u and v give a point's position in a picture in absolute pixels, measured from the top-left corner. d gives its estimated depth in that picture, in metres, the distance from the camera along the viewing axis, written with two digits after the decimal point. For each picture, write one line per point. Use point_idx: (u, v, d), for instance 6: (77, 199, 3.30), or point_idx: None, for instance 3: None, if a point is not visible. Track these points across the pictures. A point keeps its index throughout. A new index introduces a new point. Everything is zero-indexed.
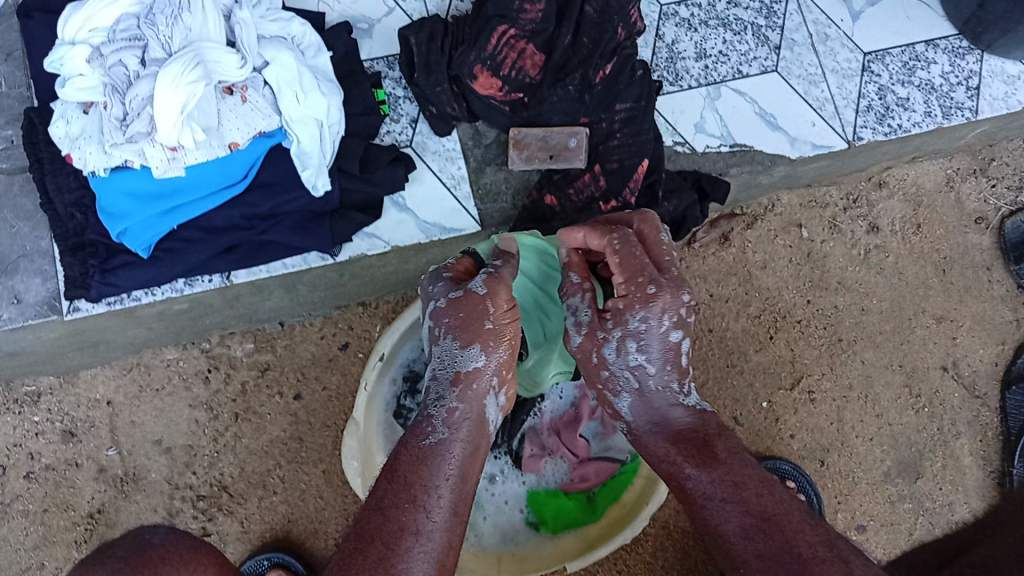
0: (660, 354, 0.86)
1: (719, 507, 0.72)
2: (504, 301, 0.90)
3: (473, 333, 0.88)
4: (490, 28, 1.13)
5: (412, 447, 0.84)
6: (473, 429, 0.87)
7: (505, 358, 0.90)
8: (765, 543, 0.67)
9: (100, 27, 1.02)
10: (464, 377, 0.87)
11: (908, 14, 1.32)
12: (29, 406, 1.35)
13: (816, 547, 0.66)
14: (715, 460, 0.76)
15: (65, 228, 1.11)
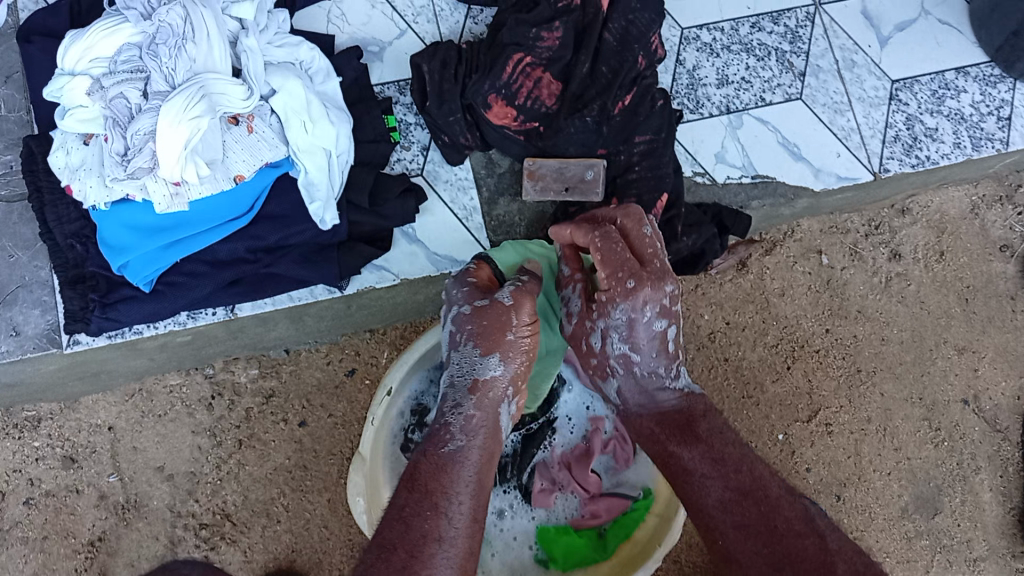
0: (647, 345, 0.91)
1: (702, 482, 0.81)
2: (528, 316, 0.96)
3: (494, 342, 0.93)
4: (505, 56, 1.09)
5: (431, 455, 0.85)
6: (489, 439, 0.90)
7: (519, 372, 0.95)
8: (747, 518, 0.77)
9: (101, 57, 0.98)
10: (482, 385, 0.91)
11: (938, 40, 1.27)
12: (30, 431, 1.23)
13: (791, 523, 0.77)
14: (697, 440, 0.85)
15: (65, 259, 1.08)
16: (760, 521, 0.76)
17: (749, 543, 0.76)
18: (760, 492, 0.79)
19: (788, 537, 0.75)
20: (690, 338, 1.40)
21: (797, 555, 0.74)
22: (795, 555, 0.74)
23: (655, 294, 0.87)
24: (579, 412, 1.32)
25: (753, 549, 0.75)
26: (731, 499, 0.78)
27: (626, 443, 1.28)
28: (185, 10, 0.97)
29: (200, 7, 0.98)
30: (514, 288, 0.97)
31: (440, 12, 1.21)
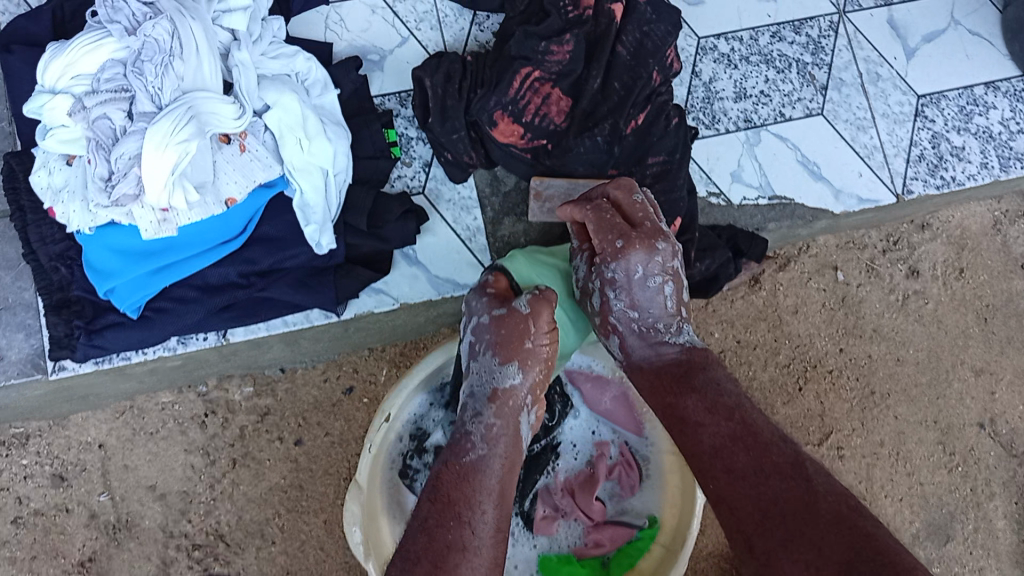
0: (646, 297, 0.90)
1: (696, 429, 0.77)
2: (545, 323, 0.93)
3: (513, 350, 0.91)
4: (512, 71, 1.03)
5: (453, 464, 0.83)
6: (511, 447, 0.88)
7: (539, 379, 0.93)
8: (736, 461, 0.72)
9: (84, 74, 0.92)
10: (502, 394, 0.90)
11: (967, 52, 1.22)
12: (18, 448, 1.18)
13: (779, 464, 0.70)
14: (692, 390, 0.81)
15: (48, 281, 1.03)
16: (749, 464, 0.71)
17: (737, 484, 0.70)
18: (752, 437, 0.73)
19: (774, 478, 0.68)
20: None
21: (782, 495, 0.67)
22: (781, 498, 0.67)
23: (646, 254, 0.90)
24: (584, 438, 1.27)
25: (742, 491, 0.69)
26: (720, 443, 0.74)
27: (631, 469, 1.23)
28: (173, 24, 0.92)
29: (189, 22, 0.93)
30: (531, 295, 0.94)
31: (444, 18, 1.15)
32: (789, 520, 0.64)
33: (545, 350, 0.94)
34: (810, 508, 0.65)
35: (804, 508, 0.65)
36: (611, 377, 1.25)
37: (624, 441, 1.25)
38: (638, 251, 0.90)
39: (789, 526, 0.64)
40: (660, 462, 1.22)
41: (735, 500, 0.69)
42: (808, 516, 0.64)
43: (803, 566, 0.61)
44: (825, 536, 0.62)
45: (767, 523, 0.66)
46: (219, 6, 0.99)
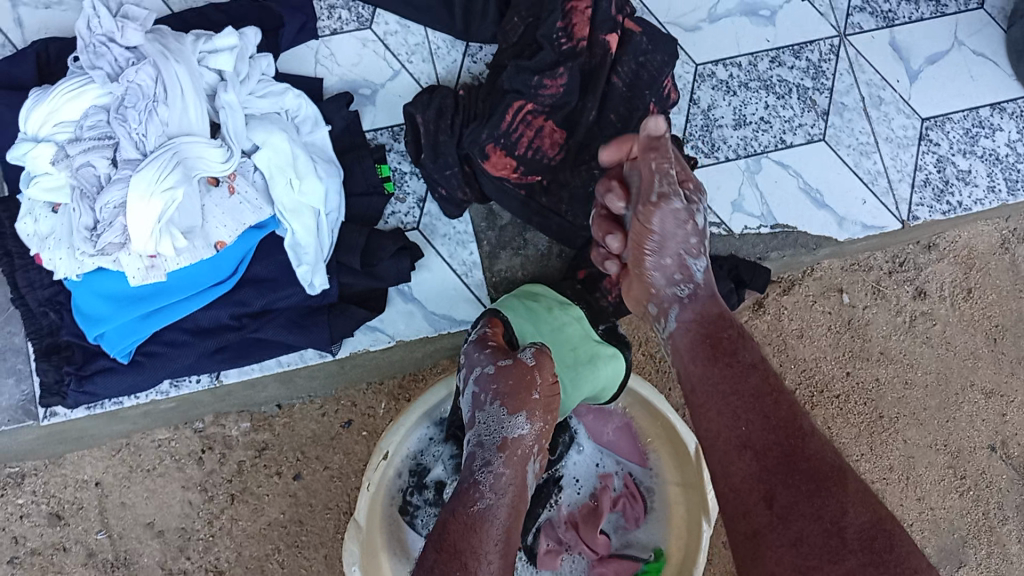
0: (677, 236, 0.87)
1: (733, 378, 0.76)
2: (550, 375, 0.92)
3: (522, 400, 0.89)
4: (505, 103, 1.00)
5: (461, 514, 0.80)
6: (519, 496, 0.85)
7: (545, 428, 0.91)
8: (778, 417, 0.72)
9: (67, 121, 0.91)
10: (510, 443, 0.87)
11: (971, 73, 1.19)
12: (13, 487, 1.16)
13: (808, 435, 0.71)
14: (739, 348, 0.79)
15: (38, 327, 1.01)
16: (785, 427, 0.71)
17: (770, 437, 0.71)
18: (789, 403, 0.74)
19: (811, 446, 0.70)
20: None
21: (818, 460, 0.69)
22: (811, 465, 0.68)
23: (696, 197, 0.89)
24: (587, 472, 1.24)
25: (773, 443, 0.70)
26: (759, 396, 0.74)
27: (635, 500, 1.19)
28: (156, 70, 0.91)
29: (173, 66, 0.92)
30: (536, 347, 0.93)
31: (436, 50, 1.13)
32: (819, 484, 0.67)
33: (551, 400, 0.91)
34: (833, 478, 0.68)
35: (839, 483, 0.67)
36: (614, 409, 1.23)
37: (628, 473, 1.22)
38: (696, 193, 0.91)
39: (816, 488, 0.67)
40: (664, 494, 1.18)
41: (763, 449, 0.70)
42: (835, 488, 0.67)
43: (823, 532, 0.65)
44: (850, 520, 0.65)
45: (796, 484, 0.67)
46: (205, 46, 0.96)
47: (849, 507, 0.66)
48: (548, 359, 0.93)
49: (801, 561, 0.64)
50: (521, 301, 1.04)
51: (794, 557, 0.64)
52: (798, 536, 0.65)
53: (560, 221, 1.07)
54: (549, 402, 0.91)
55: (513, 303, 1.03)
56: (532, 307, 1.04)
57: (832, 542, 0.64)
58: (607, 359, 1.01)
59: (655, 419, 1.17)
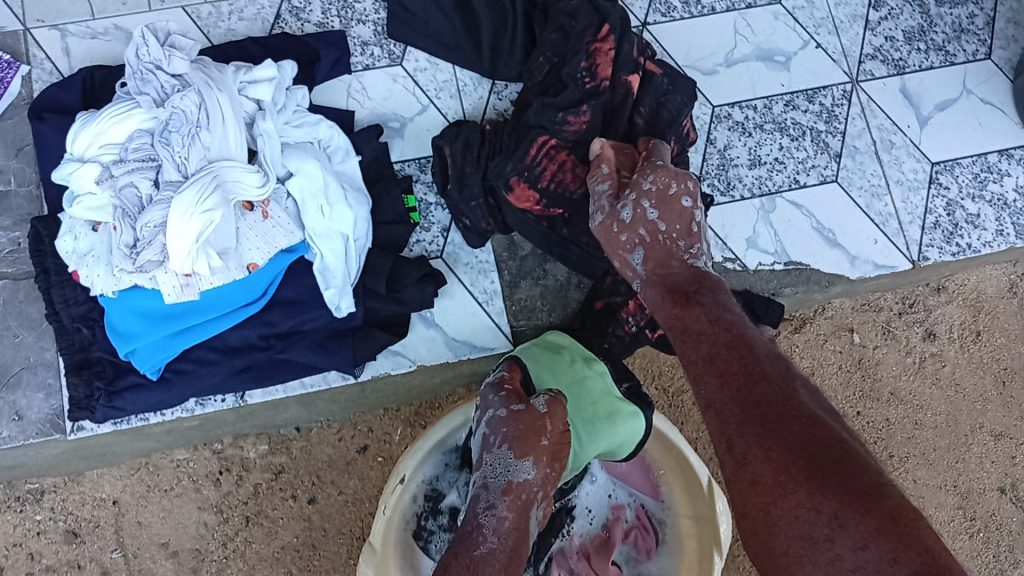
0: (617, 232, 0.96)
1: (691, 349, 0.82)
2: (561, 425, 0.94)
3: (530, 445, 0.91)
4: (530, 138, 1.05)
5: (463, 557, 0.79)
6: (521, 542, 0.85)
7: (551, 475, 0.92)
8: (730, 372, 0.77)
9: (112, 143, 0.95)
10: (515, 487, 0.89)
11: (980, 120, 1.23)
12: (32, 504, 1.17)
13: (767, 378, 0.75)
14: (698, 303, 0.85)
15: (71, 342, 1.04)
16: (735, 379, 0.76)
17: (724, 393, 0.76)
18: (743, 355, 0.78)
19: (761, 390, 0.74)
20: None
21: (765, 402, 0.72)
22: (761, 408, 0.72)
23: (633, 185, 0.96)
24: (600, 502, 1.25)
25: (728, 400, 0.75)
26: (713, 356, 0.79)
27: (648, 532, 1.21)
28: (200, 96, 0.94)
29: (215, 93, 0.96)
30: (549, 395, 0.96)
31: (463, 87, 1.17)
32: (766, 425, 0.71)
33: (560, 447, 0.94)
34: (784, 418, 0.71)
35: (786, 422, 0.70)
36: None
37: (641, 504, 1.23)
38: (662, 176, 0.95)
39: (767, 429, 0.70)
40: (676, 527, 1.19)
41: (720, 405, 0.76)
42: (783, 426, 0.70)
43: (774, 469, 0.68)
44: (797, 453, 0.67)
45: (747, 430, 0.72)
46: (245, 77, 1.01)
47: (797, 442, 0.68)
48: (562, 407, 0.96)
49: (758, 499, 0.68)
50: (550, 355, 1.08)
51: (756, 497, 0.69)
52: (753, 477, 0.69)
53: (580, 250, 1.10)
54: (558, 449, 0.93)
55: (538, 356, 1.07)
56: (556, 361, 1.06)
57: (780, 476, 0.67)
58: (627, 417, 1.01)
59: (670, 451, 1.18)
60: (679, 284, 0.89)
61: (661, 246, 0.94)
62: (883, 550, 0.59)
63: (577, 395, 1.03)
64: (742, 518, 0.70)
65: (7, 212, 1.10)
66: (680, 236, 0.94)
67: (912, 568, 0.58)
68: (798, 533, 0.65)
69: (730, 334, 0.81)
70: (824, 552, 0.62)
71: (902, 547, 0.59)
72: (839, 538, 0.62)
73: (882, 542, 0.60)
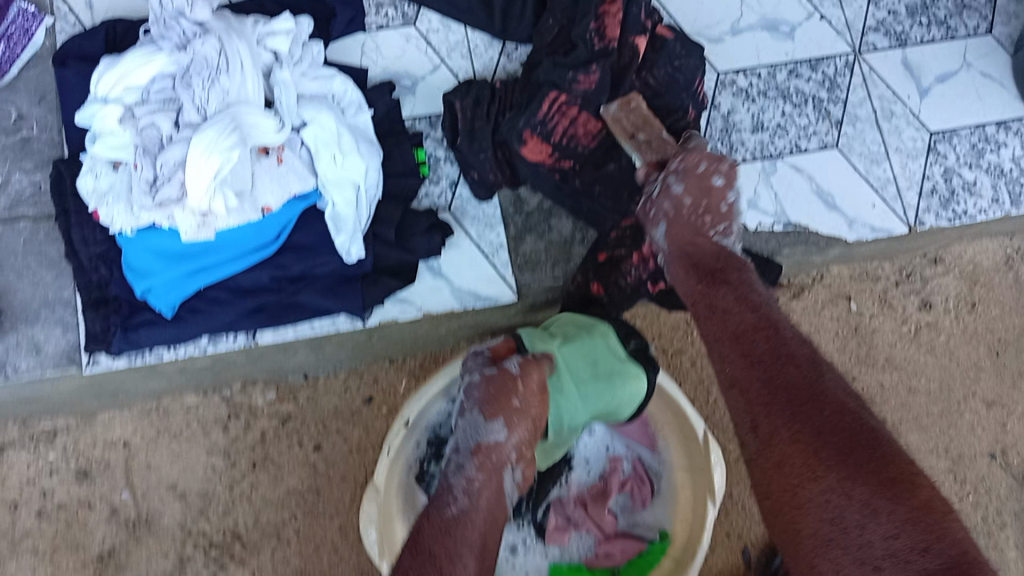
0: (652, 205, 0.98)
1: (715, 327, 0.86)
2: (534, 385, 0.98)
3: (500, 407, 0.95)
4: (541, 94, 1.08)
5: (435, 519, 0.85)
6: (491, 502, 0.90)
7: (526, 437, 0.96)
8: (756, 352, 0.80)
9: (135, 85, 0.99)
10: (485, 448, 0.93)
11: (980, 93, 1.25)
12: (45, 443, 1.22)
13: (794, 358, 0.79)
14: (725, 282, 0.89)
15: (88, 281, 1.07)
16: (762, 358, 0.79)
17: (751, 373, 0.79)
18: (769, 334, 0.82)
19: (790, 372, 0.77)
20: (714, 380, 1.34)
21: (793, 384, 0.76)
22: (789, 388, 0.76)
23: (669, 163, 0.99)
24: (598, 453, 1.31)
25: (758, 378, 0.78)
26: (738, 335, 0.83)
27: (643, 484, 1.26)
28: (221, 43, 0.99)
29: (236, 41, 0.99)
30: (522, 357, 1.00)
31: (474, 48, 1.20)
32: (795, 409, 0.74)
33: (533, 409, 0.97)
34: (813, 399, 0.74)
35: (816, 406, 0.74)
36: None
37: (637, 456, 1.28)
38: (694, 156, 0.98)
39: (796, 412, 0.74)
40: (671, 479, 1.22)
41: (746, 383, 0.79)
42: (812, 408, 0.74)
43: (802, 453, 0.72)
44: (827, 438, 0.71)
45: (775, 410, 0.76)
46: (264, 29, 1.04)
47: (826, 429, 0.72)
48: (536, 370, 1.00)
49: (786, 481, 0.72)
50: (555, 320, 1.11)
51: (782, 479, 0.73)
52: (781, 459, 0.73)
53: (591, 204, 1.12)
54: (532, 411, 0.97)
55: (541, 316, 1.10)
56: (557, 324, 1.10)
57: (811, 461, 0.71)
58: (627, 380, 1.06)
59: (668, 407, 1.20)
60: (703, 260, 0.93)
61: (684, 221, 0.96)
62: (915, 541, 0.64)
63: (578, 357, 1.07)
64: (768, 496, 0.75)
65: (29, 155, 1.13)
66: (707, 211, 0.96)
67: (941, 558, 0.62)
68: (829, 517, 0.69)
69: (757, 314, 0.84)
70: (855, 539, 0.67)
71: (932, 539, 0.64)
72: (871, 526, 0.66)
73: (914, 534, 0.64)
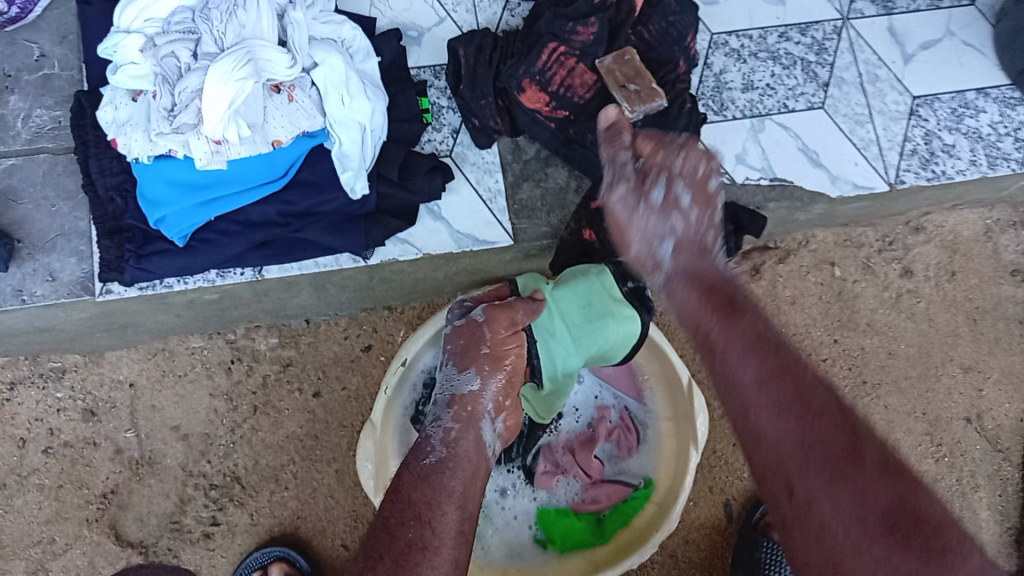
0: (651, 209, 0.94)
1: (736, 366, 0.78)
2: (502, 328, 1.01)
3: (469, 357, 0.99)
4: (541, 45, 1.14)
5: (414, 468, 0.88)
6: (469, 450, 0.92)
7: (500, 386, 0.99)
8: (783, 398, 0.75)
9: (156, 18, 1.06)
10: (459, 398, 0.96)
11: (961, 60, 1.32)
12: (53, 382, 1.28)
13: (823, 404, 0.75)
14: (739, 311, 0.83)
15: (104, 211, 1.13)
16: (789, 406, 0.74)
17: (777, 423, 0.74)
18: (791, 372, 0.77)
19: (821, 424, 0.73)
20: None
21: (828, 442, 0.72)
22: (824, 445, 0.72)
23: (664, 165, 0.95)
24: (586, 402, 1.35)
25: (789, 433, 0.73)
26: (757, 376, 0.77)
27: (630, 432, 1.30)
28: None
29: None
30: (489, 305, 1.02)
31: (479, 3, 1.25)
32: (834, 472, 0.71)
33: (503, 354, 1.00)
34: (849, 456, 0.71)
35: (855, 467, 0.71)
36: None
37: (625, 406, 1.32)
38: (692, 158, 0.95)
39: (836, 476, 0.70)
40: (658, 429, 1.28)
41: (773, 434, 0.74)
42: (850, 468, 0.71)
43: (846, 523, 0.69)
44: (870, 506, 0.69)
45: (811, 468, 0.71)
46: None
47: (868, 495, 0.69)
48: (505, 314, 1.02)
49: (827, 553, 0.69)
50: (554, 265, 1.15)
51: (820, 549, 0.69)
52: (820, 528, 0.69)
53: (584, 152, 1.17)
54: (500, 357, 0.99)
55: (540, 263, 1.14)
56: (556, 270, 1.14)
57: (857, 533, 0.68)
58: (620, 320, 1.10)
59: (655, 357, 1.25)
60: (712, 283, 0.87)
61: (693, 236, 0.92)
62: None
63: (574, 299, 1.11)
64: (803, 563, 0.71)
65: (50, 92, 1.18)
66: (710, 224, 0.94)
67: None
68: None
69: (772, 346, 0.79)
70: None
71: None
72: None
73: None
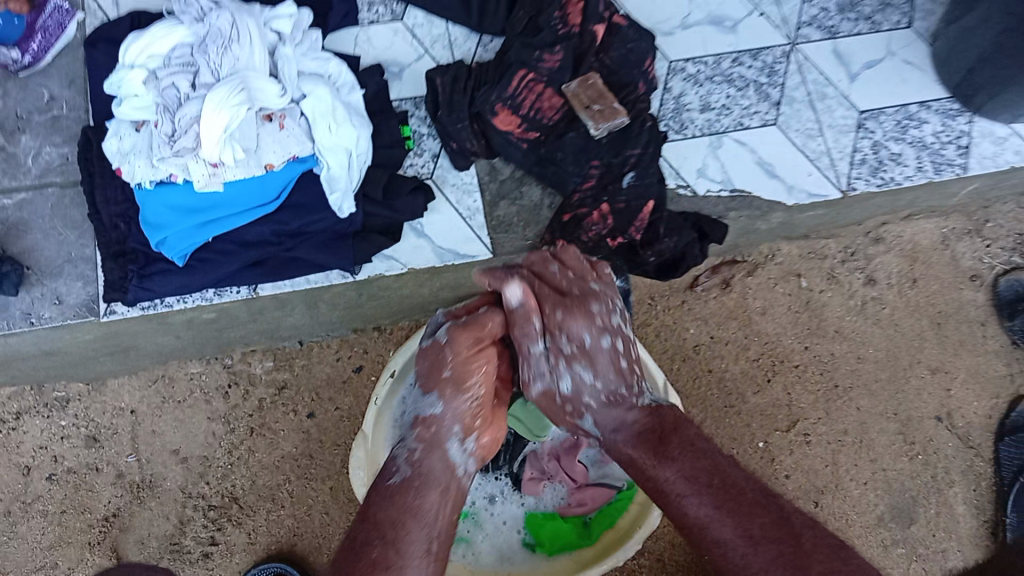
0: (575, 384, 0.95)
1: (682, 501, 0.82)
2: (465, 348, 0.94)
3: (432, 380, 0.95)
4: (512, 72, 1.24)
5: (381, 487, 0.91)
6: (432, 477, 0.91)
7: (465, 410, 0.94)
8: (732, 530, 0.79)
9: (158, 54, 1.17)
10: (422, 421, 0.94)
11: (902, 77, 1.41)
12: (58, 410, 1.34)
13: (767, 527, 0.79)
14: (674, 448, 0.86)
15: (109, 236, 1.21)
16: (737, 538, 0.78)
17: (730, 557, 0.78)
18: (734, 500, 0.81)
19: (769, 547, 0.77)
20: (676, 349, 1.46)
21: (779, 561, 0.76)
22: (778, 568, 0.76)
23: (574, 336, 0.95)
24: None
25: (749, 565, 0.77)
26: (703, 521, 0.81)
27: None
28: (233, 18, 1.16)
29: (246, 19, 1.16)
30: (453, 325, 0.96)
31: (454, 40, 1.35)
32: None
33: (465, 375, 0.94)
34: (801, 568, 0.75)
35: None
36: None
37: None
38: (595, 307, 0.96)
39: None
40: None
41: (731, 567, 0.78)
42: None
43: None
44: None
45: None
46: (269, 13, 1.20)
47: None
48: (468, 332, 0.95)
49: None
50: None
51: None
52: None
53: (556, 168, 1.26)
54: (462, 378, 0.94)
55: None
56: None
57: None
58: None
59: None
60: (642, 427, 0.90)
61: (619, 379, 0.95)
62: None
63: None
64: None
65: (59, 131, 1.27)
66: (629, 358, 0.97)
67: None
68: None
69: (712, 474, 0.83)
70: None
71: None
72: None
73: None
